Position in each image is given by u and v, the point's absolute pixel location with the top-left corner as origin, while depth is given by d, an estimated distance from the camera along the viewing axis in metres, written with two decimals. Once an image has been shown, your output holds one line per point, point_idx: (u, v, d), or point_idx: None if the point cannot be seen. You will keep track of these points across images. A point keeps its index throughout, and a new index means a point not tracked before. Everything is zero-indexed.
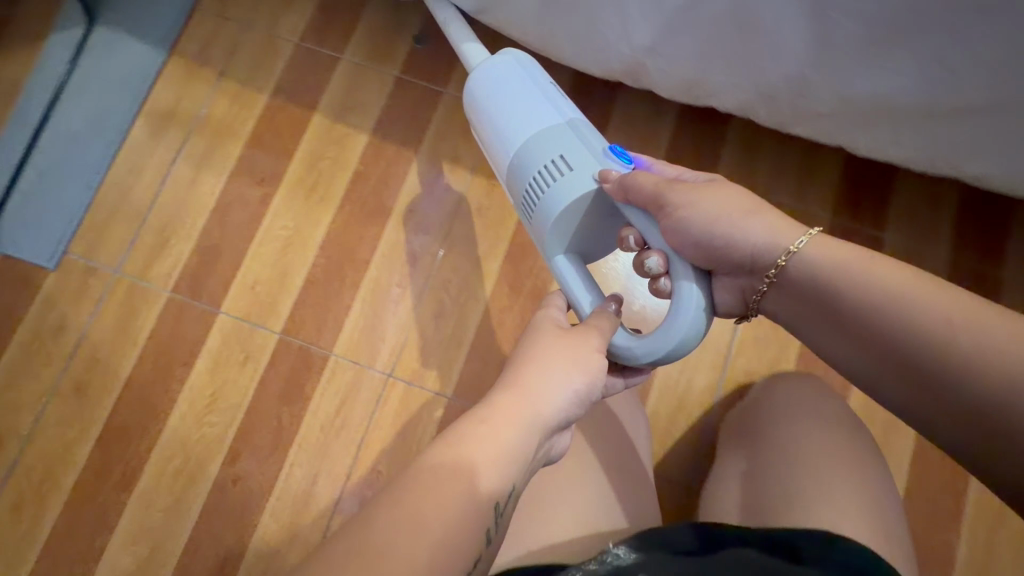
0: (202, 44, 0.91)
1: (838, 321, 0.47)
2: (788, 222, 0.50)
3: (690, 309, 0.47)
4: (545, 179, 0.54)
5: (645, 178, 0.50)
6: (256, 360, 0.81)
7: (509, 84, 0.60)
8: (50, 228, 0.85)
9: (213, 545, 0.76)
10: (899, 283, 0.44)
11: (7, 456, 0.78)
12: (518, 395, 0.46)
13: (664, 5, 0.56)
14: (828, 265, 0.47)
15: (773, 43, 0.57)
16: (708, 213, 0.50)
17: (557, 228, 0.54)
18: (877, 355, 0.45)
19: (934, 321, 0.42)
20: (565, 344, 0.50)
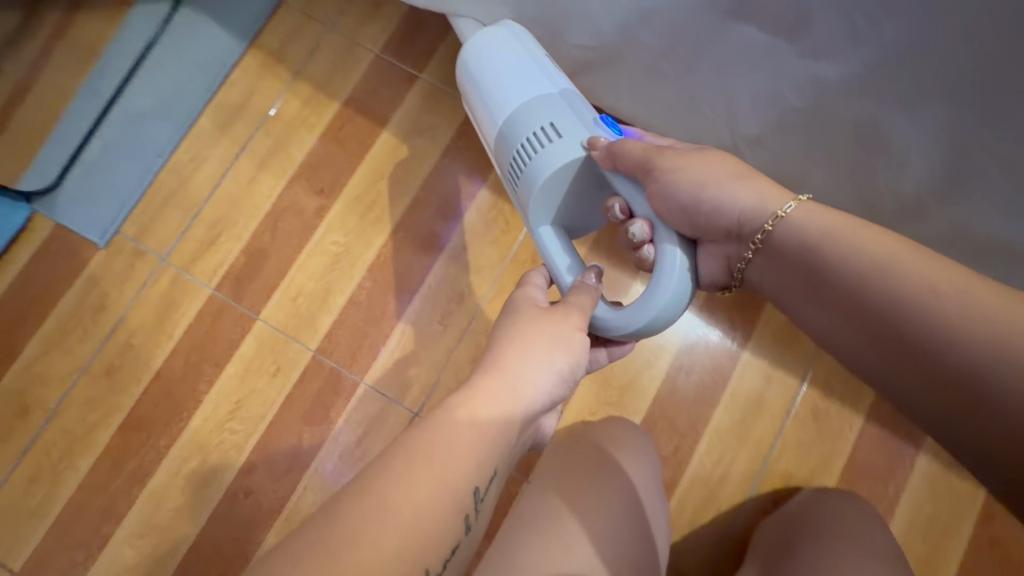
0: (282, 40, 0.89)
1: (821, 288, 0.45)
2: (775, 189, 0.49)
3: (675, 279, 0.47)
4: (534, 145, 0.53)
5: (636, 146, 0.49)
6: (287, 373, 0.79)
7: (501, 50, 0.58)
8: (106, 204, 0.84)
9: (215, 554, 0.75)
10: (888, 251, 0.42)
11: (30, 427, 0.78)
12: (496, 376, 0.45)
13: (781, 102, 0.52)
14: (816, 231, 0.45)
15: (893, 166, 0.51)
16: (695, 178, 0.49)
17: (541, 195, 0.53)
18: (859, 320, 0.43)
19: (918, 288, 0.40)
20: (548, 323, 0.48)
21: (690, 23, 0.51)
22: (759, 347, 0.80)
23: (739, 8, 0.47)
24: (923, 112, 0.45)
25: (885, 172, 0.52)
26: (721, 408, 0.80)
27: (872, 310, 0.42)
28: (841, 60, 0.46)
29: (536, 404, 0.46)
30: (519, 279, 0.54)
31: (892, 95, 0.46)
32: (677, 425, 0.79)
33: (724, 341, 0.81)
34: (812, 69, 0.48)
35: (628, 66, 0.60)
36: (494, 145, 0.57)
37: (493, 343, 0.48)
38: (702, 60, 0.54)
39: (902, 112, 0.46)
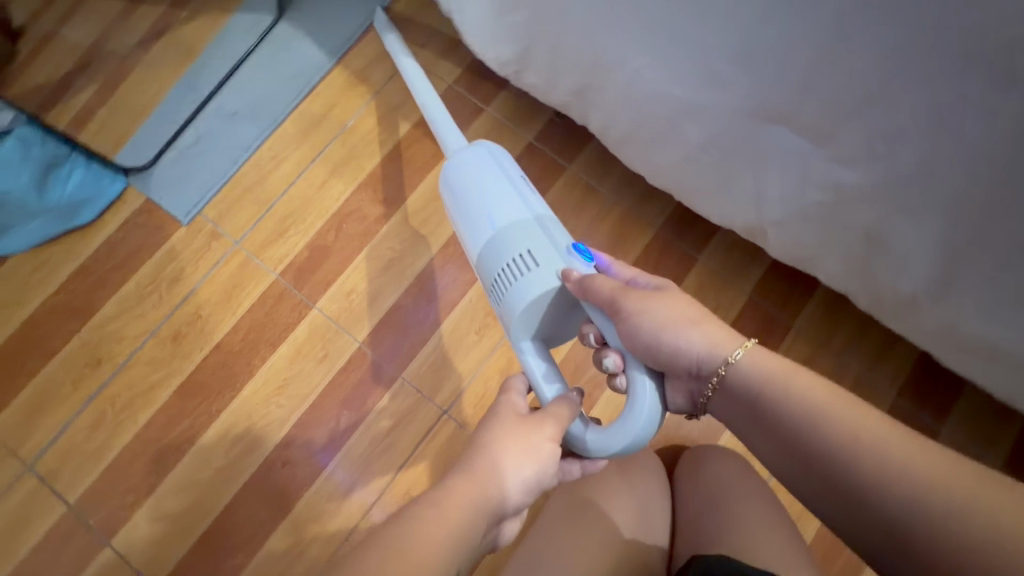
0: (367, 61, 1.00)
1: (770, 431, 0.52)
2: (727, 332, 0.56)
3: (648, 409, 0.53)
4: (516, 271, 0.60)
5: (605, 283, 0.56)
6: (333, 360, 0.88)
7: (485, 179, 0.67)
8: (192, 188, 0.94)
9: (249, 515, 0.83)
10: (817, 397, 0.49)
11: (100, 377, 0.87)
12: (472, 476, 0.52)
13: (805, 197, 0.62)
14: (758, 374, 0.52)
15: (897, 263, 0.60)
16: (657, 321, 0.55)
17: (522, 318, 0.60)
18: (804, 466, 0.49)
19: (842, 438, 0.47)
20: (521, 427, 0.55)
21: (731, 124, 0.61)
22: None
23: (774, 116, 0.57)
24: (925, 222, 0.54)
25: (889, 265, 0.61)
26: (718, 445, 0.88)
27: (812, 460, 0.48)
28: (857, 171, 0.55)
29: (506, 503, 0.52)
30: (500, 389, 0.62)
31: (898, 206, 0.55)
32: (677, 455, 0.87)
33: None
34: (834, 174, 0.57)
35: (671, 149, 0.70)
36: (478, 264, 0.64)
37: (471, 445, 0.55)
38: (738, 151, 0.64)
39: (905, 219, 0.56)
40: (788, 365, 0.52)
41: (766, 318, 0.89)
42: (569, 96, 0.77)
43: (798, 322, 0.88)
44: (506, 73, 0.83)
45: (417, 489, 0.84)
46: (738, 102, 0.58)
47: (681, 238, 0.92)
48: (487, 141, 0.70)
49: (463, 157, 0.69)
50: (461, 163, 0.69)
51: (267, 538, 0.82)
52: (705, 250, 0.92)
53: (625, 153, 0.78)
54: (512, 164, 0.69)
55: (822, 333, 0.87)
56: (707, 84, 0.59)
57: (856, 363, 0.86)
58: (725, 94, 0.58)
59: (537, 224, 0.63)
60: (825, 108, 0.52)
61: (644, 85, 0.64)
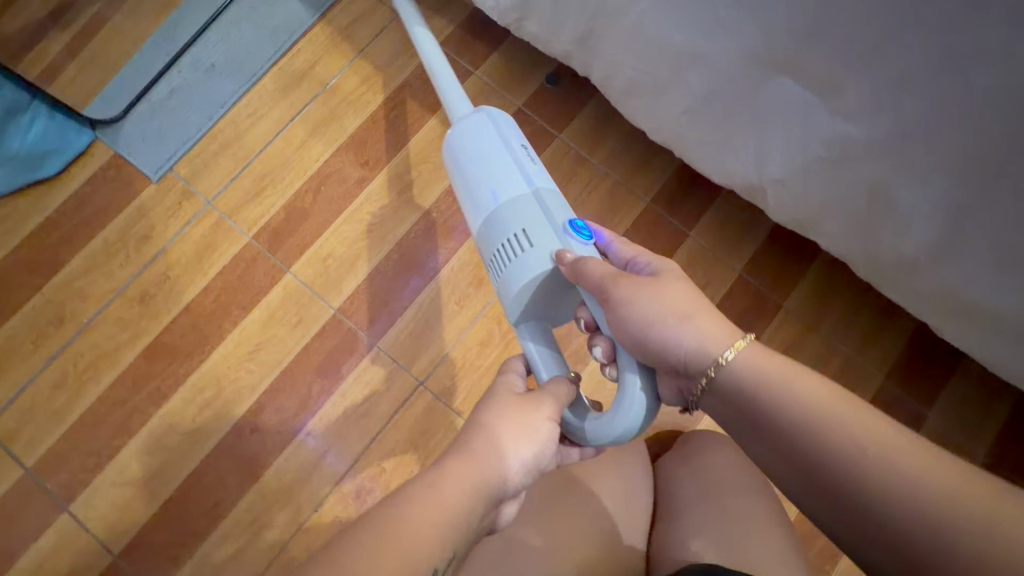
0: (353, 18, 0.95)
1: (764, 436, 0.46)
2: (727, 327, 0.49)
3: (637, 410, 0.49)
4: (509, 252, 0.56)
5: (598, 268, 0.51)
6: (308, 326, 0.85)
7: (483, 148, 0.62)
8: (165, 143, 0.90)
9: (216, 482, 0.80)
10: (820, 400, 0.44)
11: (63, 337, 0.83)
12: (467, 459, 0.47)
13: (809, 151, 0.60)
14: (755, 373, 0.47)
15: (898, 226, 0.59)
16: (646, 313, 0.49)
17: (517, 300, 0.56)
18: (800, 475, 0.44)
19: (852, 445, 0.42)
20: (519, 407, 0.51)
21: (736, 73, 0.59)
22: None
23: (780, 65, 0.55)
24: (928, 179, 0.53)
25: (890, 227, 0.60)
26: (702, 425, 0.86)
27: (811, 469, 0.43)
28: (862, 123, 0.54)
29: (503, 486, 0.48)
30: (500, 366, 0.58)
31: (902, 163, 0.54)
32: (660, 433, 0.85)
33: None
34: (838, 127, 0.56)
35: (675, 102, 0.69)
36: (475, 240, 0.61)
37: (465, 424, 0.50)
38: (743, 104, 0.62)
39: (909, 177, 0.54)
40: (787, 364, 0.47)
41: (758, 296, 0.86)
42: (572, 45, 0.75)
43: (792, 299, 0.86)
44: (506, 23, 0.81)
45: (391, 460, 0.81)
46: (744, 48, 0.57)
47: (673, 212, 0.89)
48: (488, 106, 0.65)
49: (463, 123, 0.64)
50: (460, 129, 0.64)
51: (233, 507, 0.80)
52: (697, 225, 0.89)
53: (629, 106, 0.75)
54: (514, 131, 0.63)
55: (816, 311, 0.85)
56: (713, 30, 0.57)
57: (849, 344, 0.84)
58: (730, 41, 0.57)
59: (534, 199, 0.58)
60: (834, 54, 0.51)
61: (648, 33, 0.63)
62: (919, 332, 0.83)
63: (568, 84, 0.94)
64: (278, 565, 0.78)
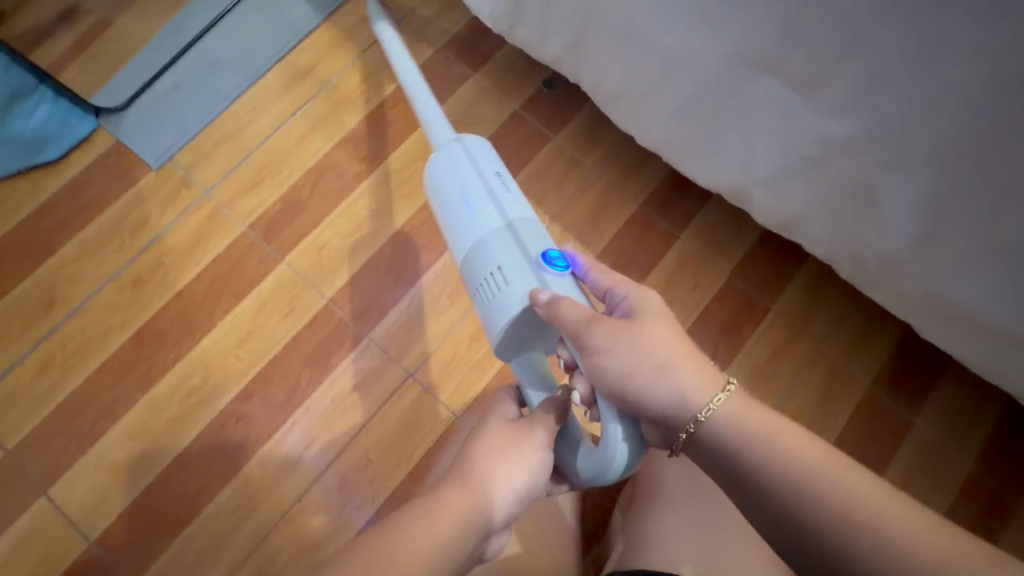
0: (357, 21, 0.98)
1: (755, 498, 0.47)
2: (708, 373, 0.51)
3: (621, 460, 0.52)
4: (489, 289, 0.56)
5: (574, 312, 0.51)
6: (298, 316, 0.85)
7: (459, 181, 0.62)
8: (167, 133, 0.91)
9: (199, 471, 0.79)
10: (806, 457, 0.46)
11: (51, 320, 0.83)
12: (467, 479, 0.56)
13: (792, 149, 0.61)
14: (743, 429, 0.48)
15: (882, 223, 0.60)
16: (625, 360, 0.50)
17: (499, 336, 0.57)
18: (789, 537, 0.46)
19: (839, 504, 0.44)
20: (510, 432, 0.59)
21: (720, 71, 0.61)
22: (743, 369, 0.84)
23: (762, 63, 0.57)
24: (905, 176, 0.55)
25: (873, 226, 0.61)
26: None
27: (802, 534, 0.45)
28: (842, 119, 0.55)
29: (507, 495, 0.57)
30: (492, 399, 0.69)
31: (882, 157, 0.55)
32: None
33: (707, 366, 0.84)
34: (820, 123, 0.57)
35: (662, 104, 0.70)
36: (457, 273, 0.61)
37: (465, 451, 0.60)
38: (727, 105, 0.64)
39: (889, 172, 0.56)
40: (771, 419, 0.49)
41: (746, 299, 0.87)
42: (563, 51, 0.76)
43: (780, 303, 0.86)
44: (500, 30, 0.83)
45: (376, 452, 0.81)
46: (727, 46, 0.58)
47: (664, 216, 0.90)
48: (462, 133, 0.64)
49: (439, 153, 0.64)
50: (437, 160, 0.64)
51: (216, 495, 0.79)
52: (687, 229, 0.90)
53: (617, 110, 0.77)
54: (489, 160, 0.62)
55: (803, 315, 0.85)
56: (698, 29, 0.59)
57: (837, 349, 0.84)
58: (714, 40, 0.59)
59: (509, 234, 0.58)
60: (812, 48, 0.52)
61: (636, 33, 0.65)
62: (904, 339, 0.84)
63: (564, 89, 0.96)
64: (256, 558, 0.77)
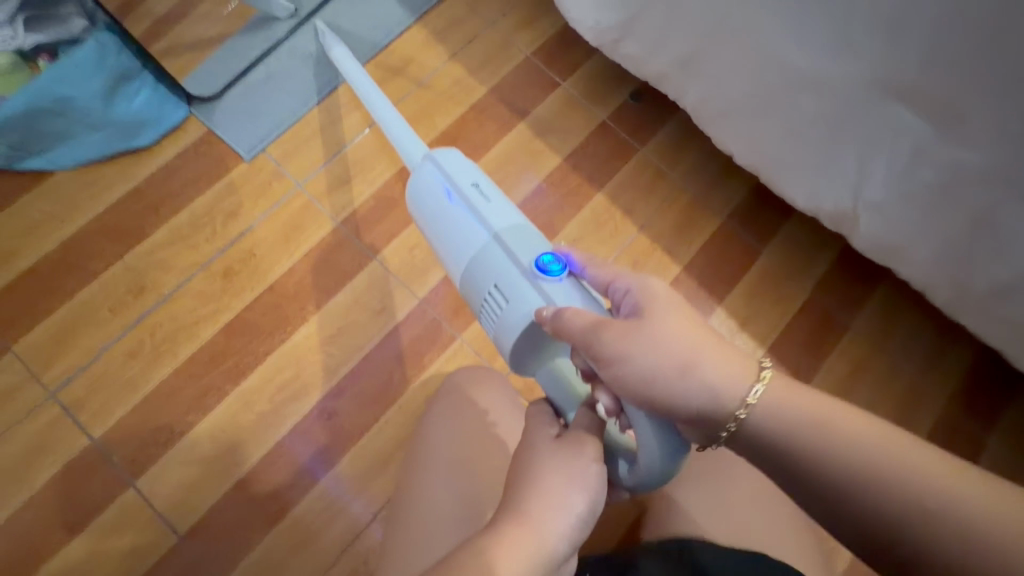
0: (447, 23, 0.99)
1: (817, 498, 0.42)
2: (738, 362, 0.45)
3: (652, 466, 0.46)
4: (493, 307, 0.55)
5: (578, 320, 0.47)
6: (391, 313, 0.85)
7: (439, 204, 0.61)
8: (259, 124, 0.91)
9: (291, 465, 0.79)
10: (861, 441, 0.41)
11: (142, 306, 0.82)
12: (519, 518, 0.43)
13: (913, 177, 0.63)
14: (787, 414, 0.43)
15: (998, 251, 0.62)
16: (645, 364, 0.45)
17: (513, 353, 0.56)
18: (855, 530, 0.41)
19: (901, 491, 0.39)
20: (562, 454, 0.47)
21: (849, 97, 0.63)
22: (824, 387, 0.86)
23: (901, 92, 0.59)
24: None
25: (986, 251, 0.63)
26: None
27: (860, 522, 0.41)
28: (978, 150, 0.57)
29: (564, 543, 0.43)
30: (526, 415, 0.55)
31: (1014, 189, 0.57)
32: None
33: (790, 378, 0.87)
34: (951, 153, 0.59)
35: (776, 122, 0.72)
36: (462, 293, 0.60)
37: (507, 481, 0.46)
38: (847, 129, 0.66)
39: (1017, 203, 0.58)
40: (813, 400, 0.44)
41: (826, 314, 0.90)
42: (670, 67, 0.78)
43: (858, 322, 0.89)
44: (600, 45, 0.84)
45: None
46: (866, 73, 0.60)
47: (747, 230, 0.93)
48: (433, 150, 0.63)
49: (417, 178, 0.64)
50: (416, 185, 0.64)
51: (308, 489, 0.78)
52: (770, 244, 0.92)
53: (720, 127, 0.80)
54: (463, 173, 0.61)
55: (879, 333, 0.88)
56: (839, 54, 0.60)
57: (910, 365, 0.87)
58: (854, 65, 0.60)
59: (497, 246, 0.56)
60: (954, 81, 0.55)
61: (767, 52, 0.66)
62: (974, 360, 0.87)
63: (649, 102, 0.98)
64: (349, 556, 0.76)
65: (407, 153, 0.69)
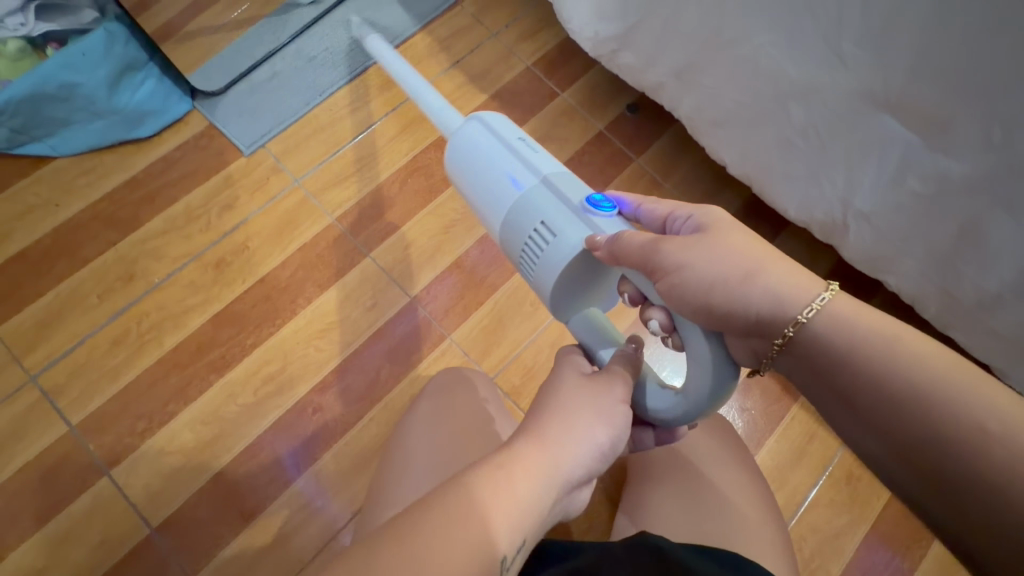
0: (450, 32, 1.01)
1: (851, 405, 0.41)
2: (806, 274, 0.43)
3: (707, 389, 0.44)
4: (537, 246, 0.52)
5: (637, 237, 0.45)
6: (381, 310, 0.85)
7: (475, 149, 0.59)
8: (261, 121, 0.92)
9: (269, 462, 0.77)
10: (920, 352, 0.38)
11: (131, 293, 0.82)
12: (539, 440, 0.44)
13: (903, 190, 0.65)
14: (842, 329, 0.41)
15: (985, 260, 0.63)
16: (705, 276, 0.44)
17: (557, 294, 0.52)
18: (886, 442, 0.39)
19: (951, 413, 0.36)
20: (589, 389, 0.49)
21: (840, 107, 0.64)
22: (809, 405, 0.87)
23: (890, 103, 0.60)
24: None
25: (973, 263, 0.64)
26: (765, 450, 0.85)
27: (916, 447, 0.38)
28: (966, 160, 0.58)
29: (577, 472, 0.44)
30: (556, 360, 0.55)
31: (1000, 201, 0.58)
32: None
33: (778, 389, 0.87)
34: (939, 163, 0.60)
35: (770, 132, 0.74)
36: (498, 240, 0.56)
37: (530, 411, 0.48)
38: (839, 138, 0.67)
39: (1006, 220, 0.59)
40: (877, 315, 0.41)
41: None
42: (668, 77, 0.80)
43: None
44: (598, 54, 0.86)
45: None
46: (856, 84, 0.61)
47: None
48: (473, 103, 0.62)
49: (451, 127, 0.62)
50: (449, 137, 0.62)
51: (287, 486, 0.76)
52: None
53: (715, 137, 0.81)
54: (501, 123, 0.59)
55: None
56: (830, 65, 0.62)
57: None
58: (844, 76, 0.62)
59: (541, 185, 0.53)
60: (936, 92, 0.56)
61: (761, 63, 0.68)
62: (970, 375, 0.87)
63: (647, 114, 1.00)
64: (322, 559, 0.74)
65: (445, 123, 0.67)
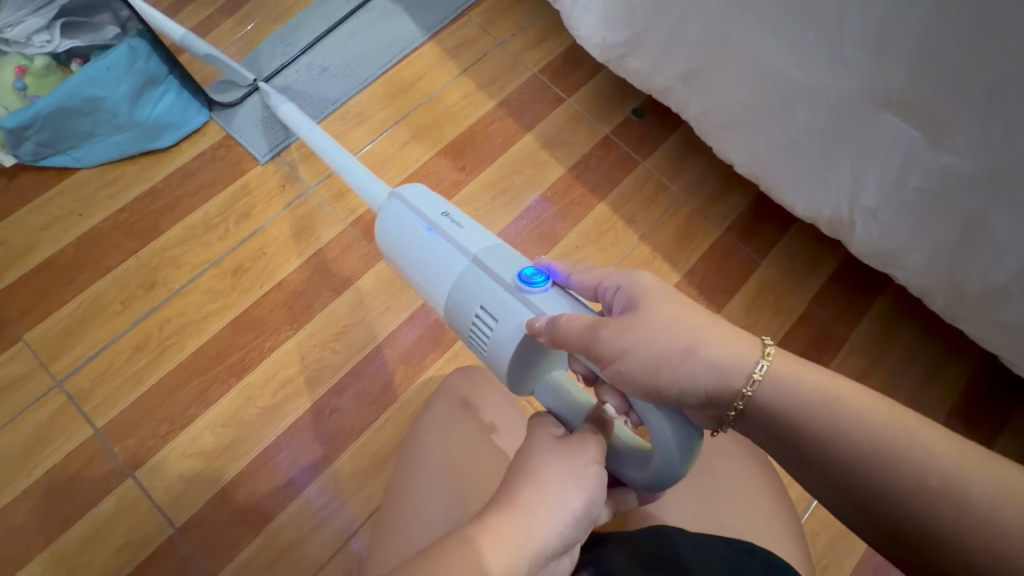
0: (458, 42, 1.04)
1: (812, 467, 0.41)
2: (740, 336, 0.44)
3: (670, 458, 0.44)
4: (482, 330, 0.52)
5: (574, 323, 0.45)
6: (395, 313, 0.87)
7: (408, 237, 0.59)
8: (275, 131, 0.94)
9: (288, 462, 0.79)
10: (867, 410, 0.39)
11: (152, 301, 0.84)
12: (507, 513, 0.42)
13: (904, 186, 0.66)
14: (790, 396, 0.41)
15: (990, 255, 0.64)
16: (650, 356, 0.43)
17: (511, 375, 0.52)
18: (849, 501, 0.40)
19: (904, 470, 0.38)
20: (561, 452, 0.46)
21: (844, 108, 0.66)
22: None
23: (892, 103, 0.61)
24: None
25: (980, 258, 0.65)
26: None
27: (872, 499, 0.39)
28: (967, 157, 0.59)
29: (550, 544, 0.42)
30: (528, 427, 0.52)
31: (1002, 196, 0.59)
32: None
33: None
34: (941, 159, 0.61)
35: (775, 133, 0.75)
36: (446, 323, 0.56)
37: (502, 477, 0.46)
38: (843, 139, 0.68)
39: (1007, 213, 0.60)
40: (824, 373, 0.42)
41: (825, 327, 0.90)
42: (674, 80, 0.82)
43: (857, 332, 0.90)
44: (604, 60, 0.88)
45: None
46: (859, 86, 0.63)
47: (747, 243, 0.95)
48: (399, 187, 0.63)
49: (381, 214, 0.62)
50: (382, 224, 0.62)
51: (305, 486, 0.78)
52: (768, 257, 0.94)
53: (722, 138, 0.83)
54: (429, 205, 0.60)
55: (878, 345, 0.89)
56: (832, 68, 0.63)
57: (911, 376, 0.88)
58: (847, 77, 0.63)
59: (473, 268, 0.53)
60: (934, 91, 0.58)
61: (764, 67, 0.69)
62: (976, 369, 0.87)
63: (650, 120, 1.02)
64: (342, 556, 0.75)
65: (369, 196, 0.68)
